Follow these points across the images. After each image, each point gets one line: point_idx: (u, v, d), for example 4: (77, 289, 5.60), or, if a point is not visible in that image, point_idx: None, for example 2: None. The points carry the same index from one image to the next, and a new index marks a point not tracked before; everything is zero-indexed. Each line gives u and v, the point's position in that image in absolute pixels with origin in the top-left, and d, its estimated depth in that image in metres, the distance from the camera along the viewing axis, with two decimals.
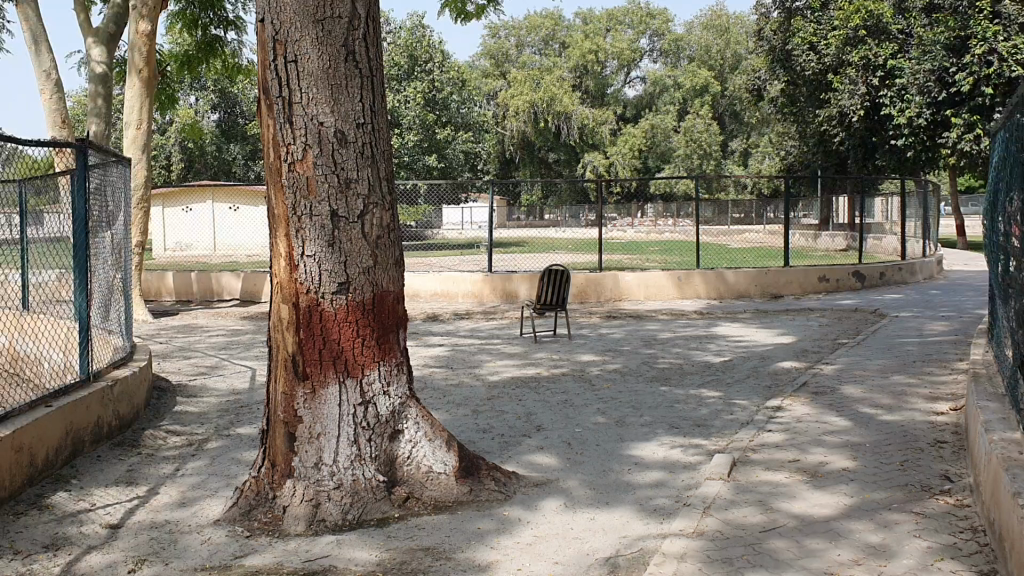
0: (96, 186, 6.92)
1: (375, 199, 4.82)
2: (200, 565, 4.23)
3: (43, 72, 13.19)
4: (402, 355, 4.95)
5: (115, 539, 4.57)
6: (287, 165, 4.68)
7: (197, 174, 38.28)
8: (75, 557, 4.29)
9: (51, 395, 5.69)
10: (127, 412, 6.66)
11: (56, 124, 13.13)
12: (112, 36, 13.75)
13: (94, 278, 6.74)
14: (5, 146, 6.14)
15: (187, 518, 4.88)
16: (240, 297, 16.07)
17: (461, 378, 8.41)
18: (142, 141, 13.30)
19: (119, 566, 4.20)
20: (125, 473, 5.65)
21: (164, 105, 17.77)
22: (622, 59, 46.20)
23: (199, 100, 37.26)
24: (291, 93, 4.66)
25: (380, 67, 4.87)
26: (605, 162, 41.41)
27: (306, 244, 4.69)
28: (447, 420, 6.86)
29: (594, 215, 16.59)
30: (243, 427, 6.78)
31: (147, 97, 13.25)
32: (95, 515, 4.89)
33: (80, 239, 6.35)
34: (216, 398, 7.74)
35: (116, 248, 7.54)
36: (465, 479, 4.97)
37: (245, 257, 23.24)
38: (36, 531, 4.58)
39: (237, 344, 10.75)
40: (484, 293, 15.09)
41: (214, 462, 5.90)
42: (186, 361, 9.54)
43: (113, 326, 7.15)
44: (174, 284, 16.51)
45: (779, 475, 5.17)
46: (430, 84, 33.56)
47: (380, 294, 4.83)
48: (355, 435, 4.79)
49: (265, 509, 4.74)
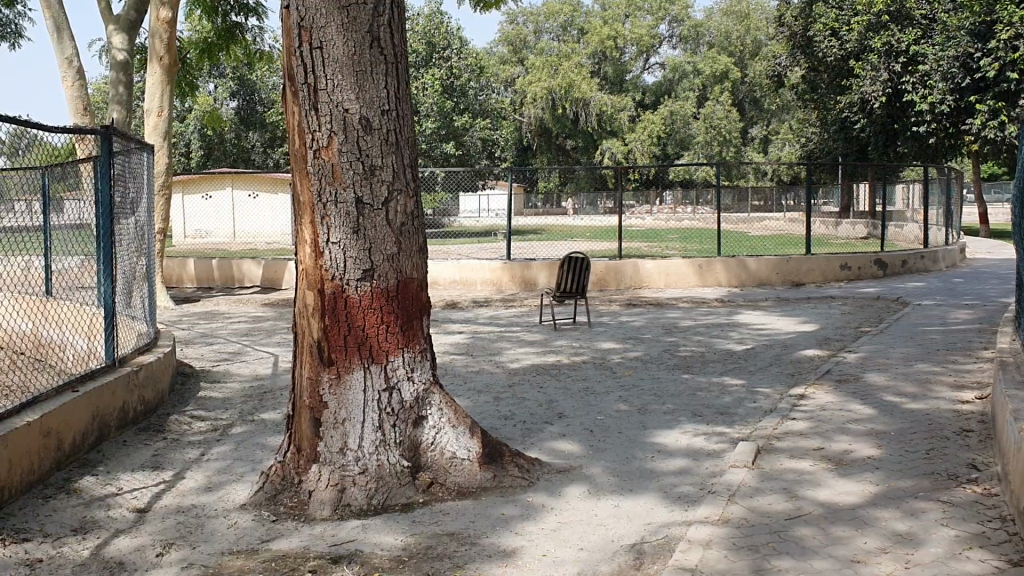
0: (119, 172, 6.93)
1: (399, 185, 4.82)
2: (229, 549, 4.26)
3: (65, 59, 13.22)
4: (426, 342, 4.96)
5: (143, 523, 4.62)
6: (312, 152, 4.70)
7: (215, 162, 38.28)
8: (104, 541, 4.34)
9: (76, 380, 5.74)
10: (151, 396, 6.70)
11: (78, 112, 13.20)
12: (133, 22, 13.73)
13: (117, 263, 6.79)
14: (28, 133, 6.16)
15: (213, 502, 4.92)
16: (260, 284, 16.13)
17: (482, 366, 8.42)
18: (164, 129, 13.33)
19: (148, 550, 4.24)
20: (150, 458, 5.70)
21: (184, 92, 17.85)
22: (641, 46, 45.92)
23: (218, 88, 37.43)
24: (316, 80, 4.66)
25: (405, 53, 4.86)
26: (623, 149, 41.26)
27: (330, 230, 4.71)
28: (469, 407, 6.89)
29: (614, 203, 16.58)
30: (266, 413, 6.82)
31: (169, 85, 13.29)
32: (122, 500, 4.94)
33: (103, 226, 6.39)
34: (239, 384, 7.80)
35: (139, 234, 7.59)
36: (488, 465, 4.98)
37: (264, 246, 23.32)
38: (65, 514, 4.62)
39: (257, 331, 10.80)
40: (503, 280, 15.10)
41: (239, 447, 5.94)
42: (209, 347, 9.59)
43: (137, 312, 7.21)
44: (196, 271, 16.62)
45: (804, 463, 5.16)
46: (448, 71, 33.65)
47: (403, 280, 4.83)
48: (380, 421, 4.79)
49: (291, 493, 4.79)
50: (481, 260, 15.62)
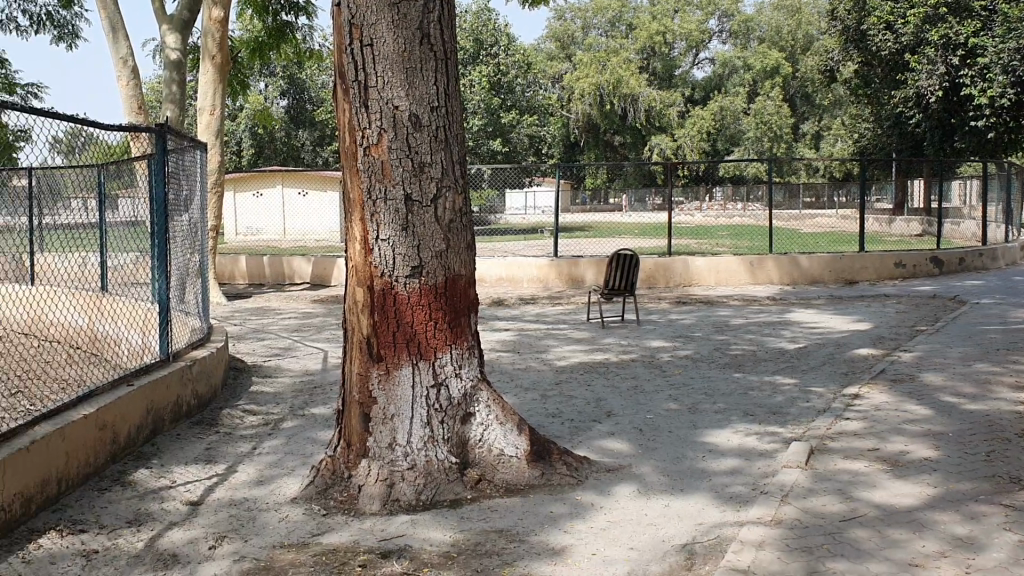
0: (173, 170, 7.02)
1: (448, 181, 4.81)
2: (280, 542, 4.29)
3: (120, 59, 13.46)
4: (474, 339, 4.95)
5: (196, 516, 4.67)
6: (362, 149, 4.71)
7: (266, 161, 38.78)
8: (158, 533, 4.40)
9: (131, 374, 5.83)
10: (204, 390, 6.79)
11: (132, 111, 13.44)
12: (186, 22, 13.94)
13: (171, 260, 6.88)
14: (83, 132, 6.26)
15: (264, 496, 4.97)
16: (310, 280, 16.29)
17: (530, 363, 8.40)
18: (216, 127, 13.50)
19: (201, 542, 4.29)
20: (202, 451, 5.77)
21: (236, 91, 18.08)
22: (690, 41, 45.55)
23: (268, 87, 37.91)
24: (367, 77, 4.67)
25: (454, 50, 4.85)
26: (672, 145, 40.94)
27: (380, 227, 4.72)
28: (517, 404, 6.87)
29: (663, 200, 16.44)
30: (316, 408, 6.87)
31: (221, 83, 13.46)
32: (176, 492, 5.01)
33: (158, 223, 6.47)
34: (289, 379, 7.87)
35: (192, 231, 7.69)
36: (537, 463, 4.96)
37: (314, 243, 23.55)
38: (120, 507, 4.69)
39: (307, 327, 10.89)
40: (550, 278, 15.06)
41: (290, 442, 5.99)
42: (260, 343, 9.70)
43: (190, 308, 7.31)
44: (247, 267, 16.84)
45: (859, 464, 5.05)
46: (496, 67, 33.69)
47: (452, 277, 4.83)
48: (428, 417, 4.79)
49: (340, 488, 4.81)
50: (528, 257, 15.60)
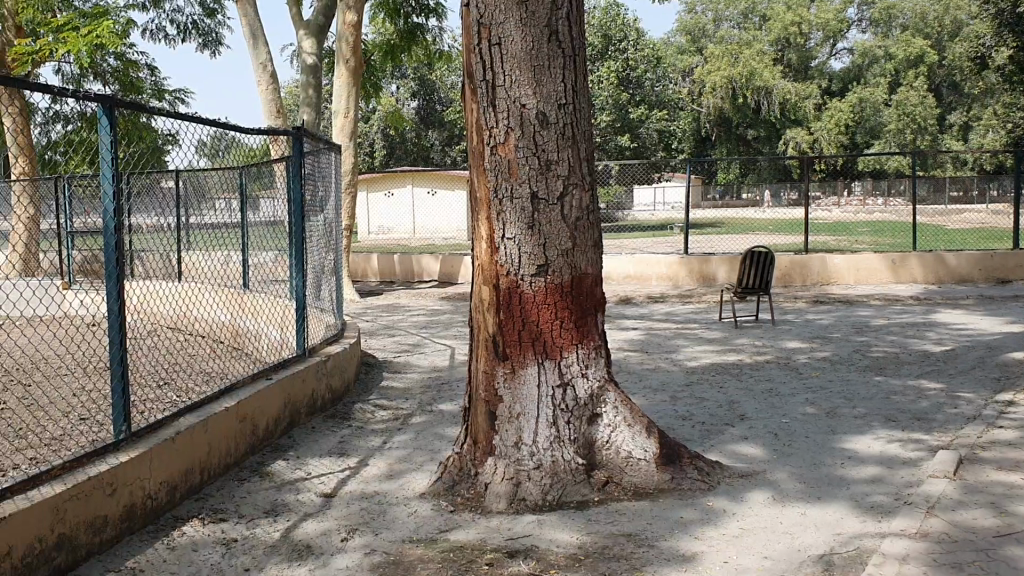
0: (310, 172, 7.23)
1: (575, 179, 4.75)
2: (409, 537, 4.35)
3: (260, 64, 13.99)
4: (601, 338, 4.87)
5: (329, 508, 4.78)
6: (490, 148, 4.72)
7: (397, 161, 39.70)
8: (293, 524, 4.52)
9: (270, 368, 6.04)
10: (338, 384, 6.97)
11: (271, 114, 13.96)
12: (321, 27, 14.40)
13: (308, 258, 7.09)
14: (226, 136, 6.52)
15: (395, 490, 5.05)
16: (438, 278, 16.55)
17: (659, 363, 8.26)
18: (349, 128, 13.87)
19: (334, 534, 4.39)
20: (336, 444, 5.91)
21: (368, 93, 18.55)
22: (827, 31, 44.00)
23: (400, 88, 38.79)
24: (494, 76, 4.68)
25: (583, 47, 4.79)
26: (808, 138, 39.63)
27: (506, 225, 4.71)
28: (645, 405, 6.76)
29: (798, 195, 15.91)
30: (445, 404, 6.94)
31: (354, 86, 13.84)
32: (310, 484, 5.15)
33: (295, 223, 6.67)
34: (419, 376, 8.00)
35: (328, 230, 7.90)
36: (666, 467, 4.86)
37: (443, 241, 23.94)
38: (258, 497, 4.85)
39: (436, 324, 11.05)
40: (681, 275, 14.80)
41: (419, 437, 6.07)
42: (390, 339, 9.90)
43: (325, 304, 7.52)
44: (379, 266, 17.24)
45: (1015, 477, 4.72)
46: (624, 63, 33.45)
47: (578, 276, 4.77)
48: (554, 416, 4.76)
49: (467, 485, 4.84)
50: (657, 255, 15.38)
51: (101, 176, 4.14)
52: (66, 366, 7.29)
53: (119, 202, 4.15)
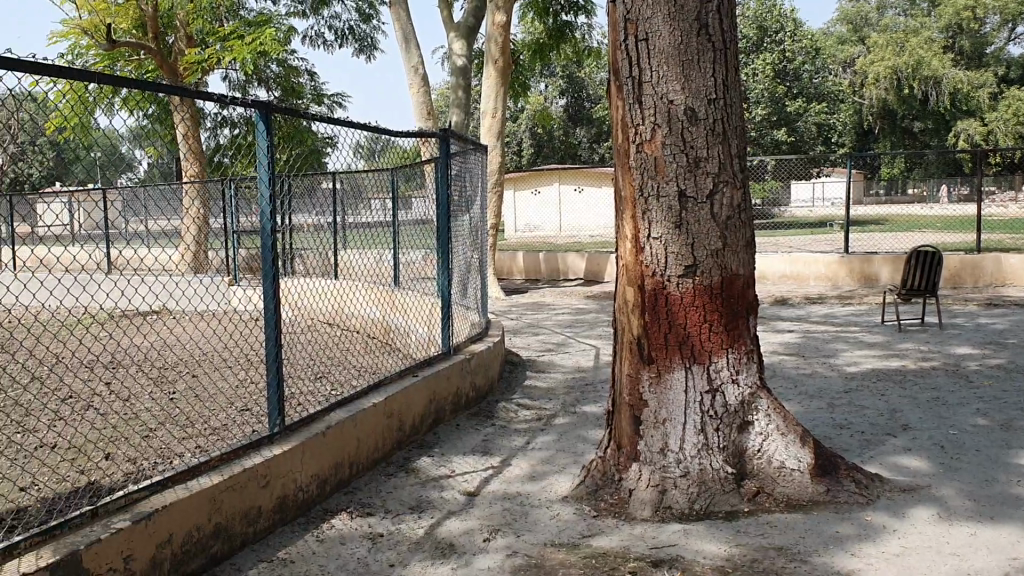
0: (457, 172, 7.29)
1: (726, 176, 4.57)
2: (551, 541, 4.30)
3: (412, 67, 14.30)
4: (752, 343, 4.67)
5: (472, 507, 4.79)
6: (636, 146, 4.60)
7: (546, 159, 39.88)
8: (436, 521, 4.55)
9: (416, 366, 6.13)
10: (482, 383, 7.01)
11: (422, 116, 14.24)
12: (471, 28, 14.55)
13: (454, 258, 7.16)
14: (378, 138, 6.65)
15: (537, 492, 5.02)
16: (584, 276, 16.49)
17: (814, 368, 7.90)
18: (497, 128, 13.99)
19: (476, 534, 4.39)
20: (480, 443, 5.94)
21: (517, 92, 18.66)
22: (1005, 14, 41.19)
23: (549, 87, 38.95)
24: (641, 72, 4.56)
25: (734, 40, 4.60)
26: (982, 130, 37.21)
27: (652, 225, 4.58)
28: (799, 412, 6.47)
29: (971, 190, 14.92)
30: (589, 406, 6.87)
31: (502, 85, 13.93)
32: (454, 482, 5.17)
33: (442, 223, 6.74)
34: (564, 375, 7.95)
35: (474, 230, 7.96)
36: (821, 478, 4.63)
37: (591, 239, 23.85)
38: (403, 493, 4.91)
39: (582, 323, 10.98)
40: (840, 275, 14.16)
41: (562, 439, 6.02)
42: (535, 338, 9.90)
43: (470, 303, 7.58)
44: (525, 264, 17.34)
45: None
46: (781, 55, 32.38)
47: (728, 277, 4.58)
48: (702, 423, 4.59)
49: (611, 490, 4.75)
50: (814, 253, 14.78)
51: (258, 179, 4.28)
52: (229, 359, 7.64)
53: (275, 204, 4.28)
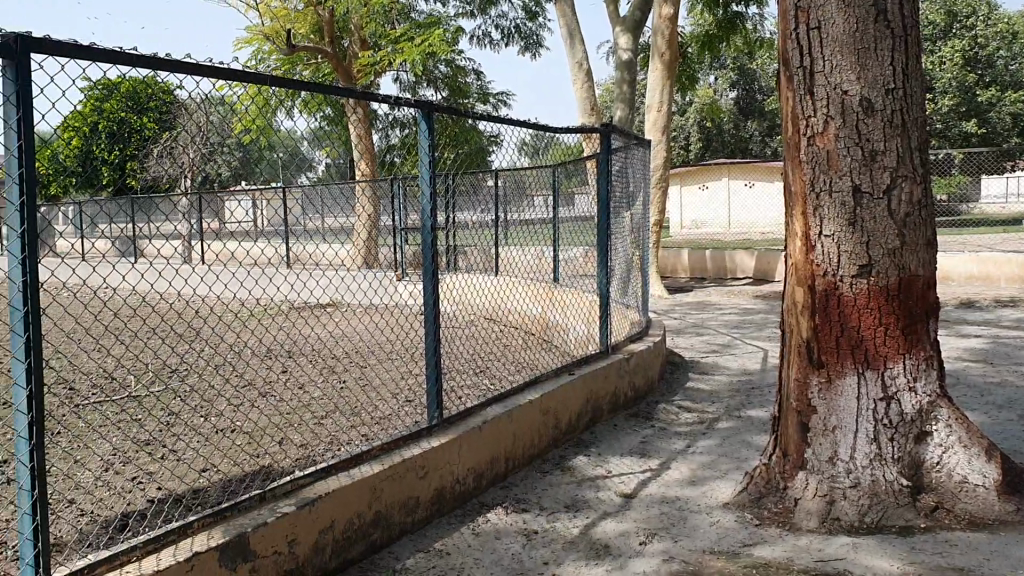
0: (620, 168, 7.21)
1: (905, 171, 4.28)
2: (710, 548, 4.16)
3: (576, 63, 14.28)
4: (933, 348, 4.36)
5: (629, 509, 4.71)
6: (807, 140, 4.39)
7: (714, 155, 39.05)
8: (592, 521, 4.49)
9: (573, 364, 6.11)
10: (641, 383, 6.91)
11: (586, 112, 14.20)
12: (637, 22, 14.36)
13: (615, 255, 7.08)
14: (542, 135, 6.65)
15: (696, 497, 4.88)
16: (752, 275, 16.00)
17: (1004, 377, 7.32)
18: (663, 123, 13.77)
19: (632, 536, 4.30)
20: (638, 444, 5.84)
21: (684, 86, 18.32)
22: None
23: (718, 80, 38.12)
24: (813, 62, 4.34)
25: (916, 25, 4.30)
26: None
27: (824, 222, 4.35)
28: (985, 424, 6.00)
29: None
30: (753, 410, 6.63)
31: (668, 80, 13.70)
32: (611, 483, 5.11)
33: (603, 220, 6.67)
34: (727, 378, 7.71)
35: (636, 227, 7.85)
36: (1009, 496, 4.28)
37: (759, 237, 23.16)
38: (559, 491, 4.89)
39: (748, 324, 10.65)
40: None
41: (724, 443, 5.84)
42: (699, 338, 9.68)
43: (631, 301, 7.49)
44: (690, 262, 17.01)
45: None
46: (971, 40, 30.38)
47: (908, 277, 4.29)
48: (875, 433, 4.34)
49: (775, 499, 4.56)
50: (1007, 252, 13.75)
51: (421, 178, 4.35)
52: (395, 352, 7.86)
53: (436, 202, 4.34)
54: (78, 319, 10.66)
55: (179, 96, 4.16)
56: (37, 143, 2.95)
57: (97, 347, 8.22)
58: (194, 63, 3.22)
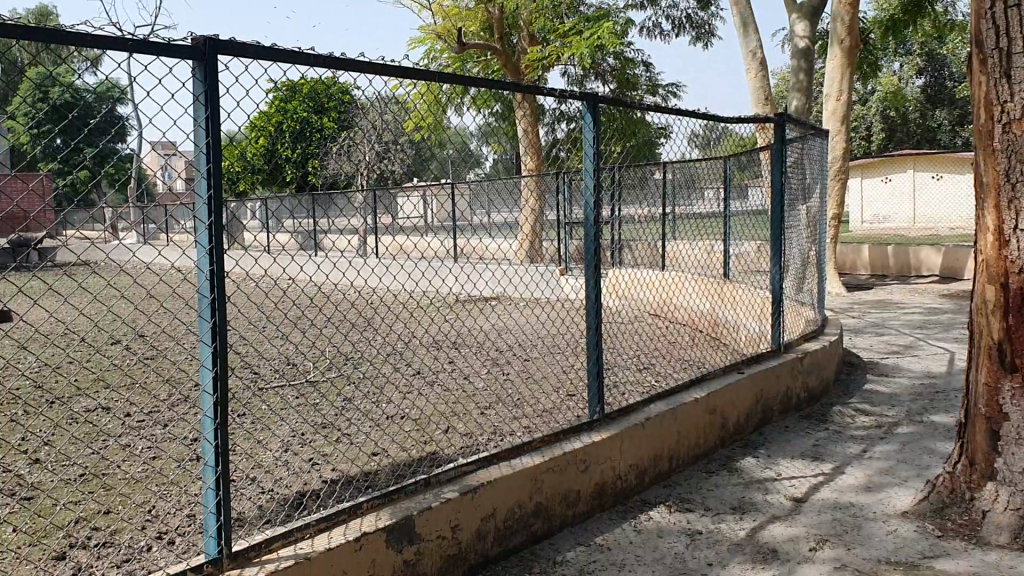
0: (796, 160, 6.94)
1: None
2: (886, 558, 3.94)
3: (749, 52, 13.86)
4: None
5: (799, 513, 4.51)
6: (1001, 127, 4.03)
7: (898, 145, 37.09)
8: (760, 524, 4.33)
9: (742, 362, 5.94)
10: (815, 383, 6.63)
11: (760, 102, 13.78)
12: (815, 7, 13.75)
13: (788, 250, 6.83)
14: (714, 127, 6.51)
15: (873, 505, 4.63)
16: (939, 272, 15.07)
17: None
18: (842, 113, 13.18)
19: (802, 542, 4.12)
20: (811, 447, 5.61)
21: (866, 73, 17.46)
22: None
23: (903, 66, 36.16)
24: (1009, 45, 3.97)
25: None
26: None
27: (1020, 215, 3.99)
28: None
29: None
30: (938, 416, 6.23)
31: (848, 67, 13.08)
32: (781, 486, 4.92)
33: (776, 214, 6.44)
34: (909, 381, 7.29)
35: (811, 221, 7.55)
36: None
37: (948, 232, 21.80)
38: (726, 491, 4.75)
39: (934, 324, 10.03)
40: None
41: (905, 450, 5.52)
42: (879, 338, 9.20)
43: (805, 298, 7.21)
44: (870, 258, 16.22)
45: None
46: None
47: None
48: None
49: (961, 510, 4.27)
50: None
51: (585, 170, 4.35)
52: (559, 345, 7.91)
53: (600, 194, 4.32)
54: (263, 306, 11.37)
55: (354, 94, 4.33)
56: (224, 140, 3.12)
57: (279, 335, 8.70)
58: (368, 61, 3.33)
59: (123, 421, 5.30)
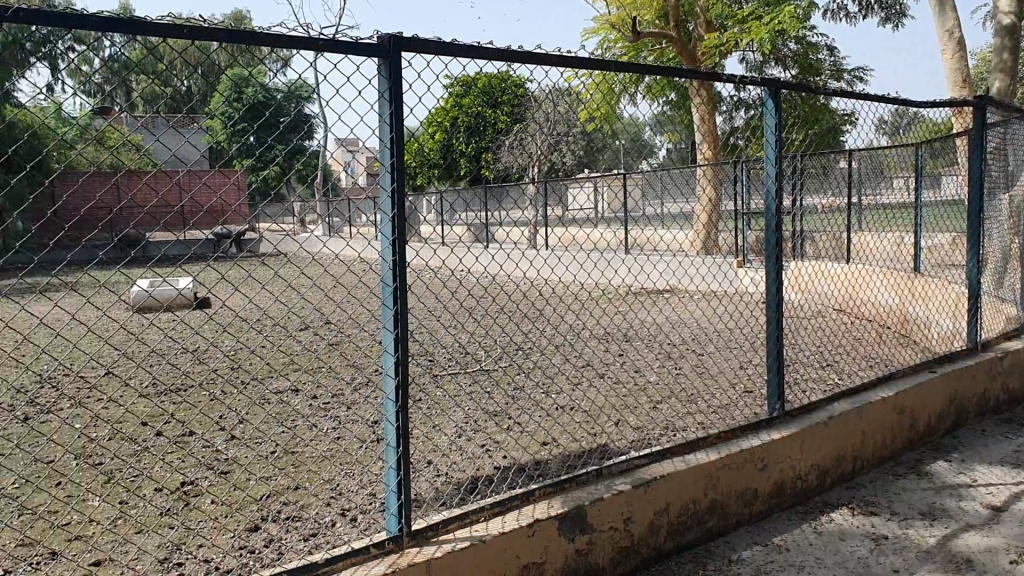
0: (996, 145, 6.45)
1: None
2: None
3: None
4: None
5: (997, 522, 4.17)
6: None
7: None
8: (952, 532, 4.03)
9: (934, 361, 5.59)
10: (1017, 386, 6.15)
11: None
12: None
13: (987, 242, 6.36)
14: (905, 112, 6.13)
15: None
16: None
17: None
18: None
19: (1000, 553, 3.80)
20: (1012, 453, 5.19)
21: None
22: None
23: None
24: None
25: None
26: None
27: None
28: None
29: None
30: None
31: None
32: (977, 493, 4.57)
33: (974, 203, 6.01)
34: None
35: (1013, 210, 6.99)
36: None
37: None
38: (914, 496, 4.46)
39: None
40: None
41: None
42: None
43: (1006, 293, 6.70)
44: None
45: None
46: None
47: None
48: None
49: None
50: None
51: (766, 159, 4.20)
52: (734, 340, 7.72)
53: (782, 183, 4.15)
54: (438, 295, 11.71)
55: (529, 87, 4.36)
56: (406, 135, 3.18)
57: (455, 324, 8.93)
58: (545, 52, 3.32)
59: (310, 402, 5.60)
